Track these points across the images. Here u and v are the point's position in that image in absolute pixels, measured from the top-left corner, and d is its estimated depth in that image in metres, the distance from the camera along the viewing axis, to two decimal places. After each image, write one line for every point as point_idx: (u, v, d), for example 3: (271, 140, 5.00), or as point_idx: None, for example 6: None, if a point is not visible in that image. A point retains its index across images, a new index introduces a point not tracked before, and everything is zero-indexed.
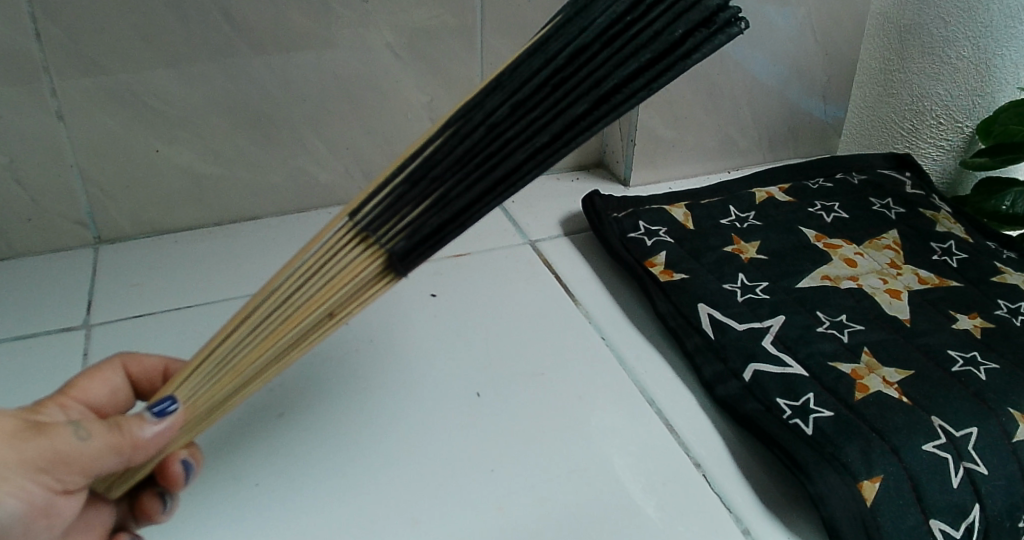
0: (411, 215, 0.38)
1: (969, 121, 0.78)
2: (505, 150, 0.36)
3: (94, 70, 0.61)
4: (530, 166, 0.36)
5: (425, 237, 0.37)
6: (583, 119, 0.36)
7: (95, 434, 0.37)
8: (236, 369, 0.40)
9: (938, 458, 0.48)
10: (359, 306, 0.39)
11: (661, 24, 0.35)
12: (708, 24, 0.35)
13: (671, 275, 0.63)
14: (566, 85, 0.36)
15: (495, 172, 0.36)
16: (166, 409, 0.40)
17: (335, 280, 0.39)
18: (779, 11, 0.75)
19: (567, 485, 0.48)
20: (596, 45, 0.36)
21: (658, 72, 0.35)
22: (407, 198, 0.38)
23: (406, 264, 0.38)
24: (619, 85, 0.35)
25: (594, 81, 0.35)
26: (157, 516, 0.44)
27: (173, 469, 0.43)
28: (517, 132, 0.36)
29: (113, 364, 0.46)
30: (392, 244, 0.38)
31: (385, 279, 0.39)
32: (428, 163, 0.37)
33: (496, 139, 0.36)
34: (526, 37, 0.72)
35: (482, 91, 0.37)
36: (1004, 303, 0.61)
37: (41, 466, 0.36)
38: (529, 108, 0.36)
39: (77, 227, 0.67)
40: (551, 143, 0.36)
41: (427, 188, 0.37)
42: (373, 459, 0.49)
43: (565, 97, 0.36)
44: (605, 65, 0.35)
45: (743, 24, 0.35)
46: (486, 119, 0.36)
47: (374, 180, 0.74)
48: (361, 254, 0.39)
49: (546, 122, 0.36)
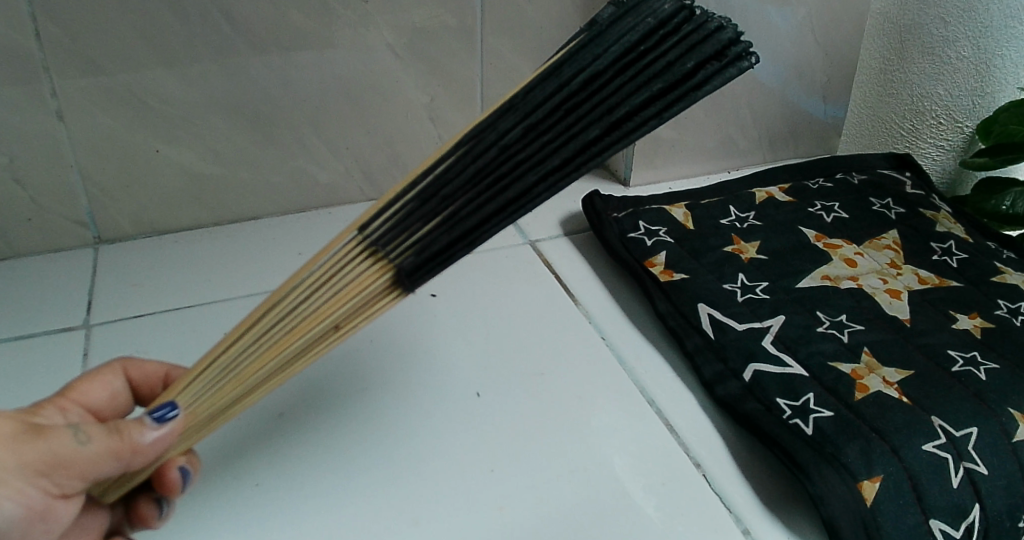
0: (421, 231, 0.38)
1: (969, 121, 0.78)
2: (517, 172, 0.37)
3: (94, 70, 0.61)
4: (541, 188, 0.37)
5: (435, 253, 0.38)
6: (594, 145, 0.37)
7: (94, 438, 0.37)
8: (241, 375, 0.40)
9: (938, 458, 0.48)
10: (366, 319, 0.39)
11: (674, 55, 0.37)
12: (719, 58, 0.37)
13: (671, 275, 0.63)
14: (578, 110, 0.37)
15: (506, 192, 0.37)
16: (166, 415, 0.39)
17: (342, 293, 0.39)
18: (780, 11, 0.75)
19: (566, 484, 0.48)
20: (610, 71, 0.37)
21: (670, 102, 0.37)
22: (417, 215, 0.38)
23: (413, 280, 0.38)
24: (631, 113, 0.37)
25: (607, 107, 0.37)
26: (152, 521, 0.44)
27: (169, 476, 0.42)
28: (529, 154, 0.37)
29: (115, 368, 0.46)
30: (401, 260, 0.38)
31: (392, 293, 0.39)
32: (441, 181, 0.38)
33: (508, 159, 0.37)
34: (524, 37, 0.72)
35: (494, 113, 0.39)
36: (1005, 303, 0.61)
37: (39, 470, 0.36)
38: (540, 131, 0.37)
39: (77, 227, 0.67)
40: (562, 166, 0.37)
41: (438, 206, 0.38)
42: (374, 457, 0.49)
43: (578, 122, 0.37)
44: (618, 92, 0.37)
45: (755, 58, 0.37)
46: (498, 140, 0.37)
47: (373, 180, 0.74)
48: (370, 268, 0.39)
49: (558, 146, 0.37)
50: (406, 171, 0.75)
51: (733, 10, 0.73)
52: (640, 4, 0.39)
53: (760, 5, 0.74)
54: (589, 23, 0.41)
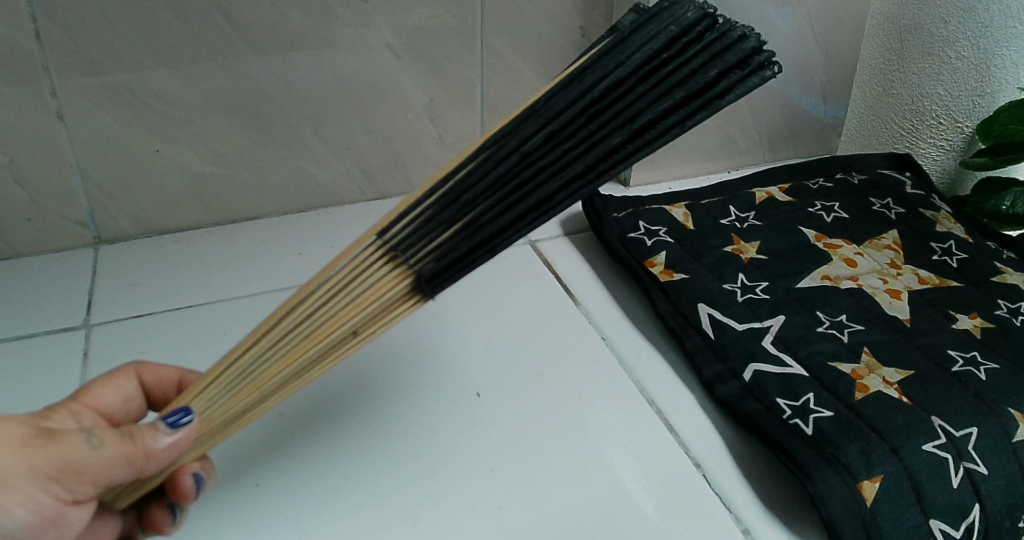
0: (441, 237, 0.38)
1: (969, 121, 0.78)
2: (539, 178, 0.37)
3: (95, 70, 0.61)
4: (563, 195, 0.37)
5: (454, 260, 0.38)
6: (617, 152, 0.37)
7: (107, 443, 0.37)
8: (257, 381, 0.40)
9: (938, 457, 0.48)
10: (384, 325, 0.39)
11: (697, 63, 0.37)
12: (742, 67, 0.37)
13: (671, 275, 0.63)
14: (601, 117, 0.37)
15: (528, 199, 0.37)
16: (180, 420, 0.39)
17: (360, 300, 0.39)
18: (780, 12, 0.75)
19: (566, 484, 0.48)
20: (631, 79, 0.37)
21: (692, 110, 0.37)
22: (437, 220, 0.38)
23: (433, 286, 0.38)
24: (654, 120, 0.37)
25: (629, 115, 0.37)
26: (166, 527, 0.44)
27: (184, 482, 0.42)
28: (551, 160, 0.37)
29: (128, 371, 0.46)
30: (421, 266, 0.38)
31: (412, 299, 0.39)
32: (462, 187, 0.38)
33: (530, 165, 0.38)
34: (524, 37, 0.72)
35: (515, 119, 0.39)
36: (1005, 303, 0.61)
37: (50, 475, 0.36)
38: (562, 138, 0.37)
39: (77, 227, 0.67)
40: (584, 174, 0.37)
41: (459, 211, 0.38)
42: (376, 459, 0.49)
43: (600, 129, 0.37)
44: (640, 100, 0.37)
45: (777, 68, 0.37)
46: (520, 146, 0.38)
47: (373, 180, 0.74)
48: (389, 273, 0.39)
49: (581, 153, 0.37)
50: (406, 172, 0.75)
51: (733, 9, 0.73)
52: (662, 12, 0.39)
53: (760, 4, 0.74)
54: (610, 29, 0.42)
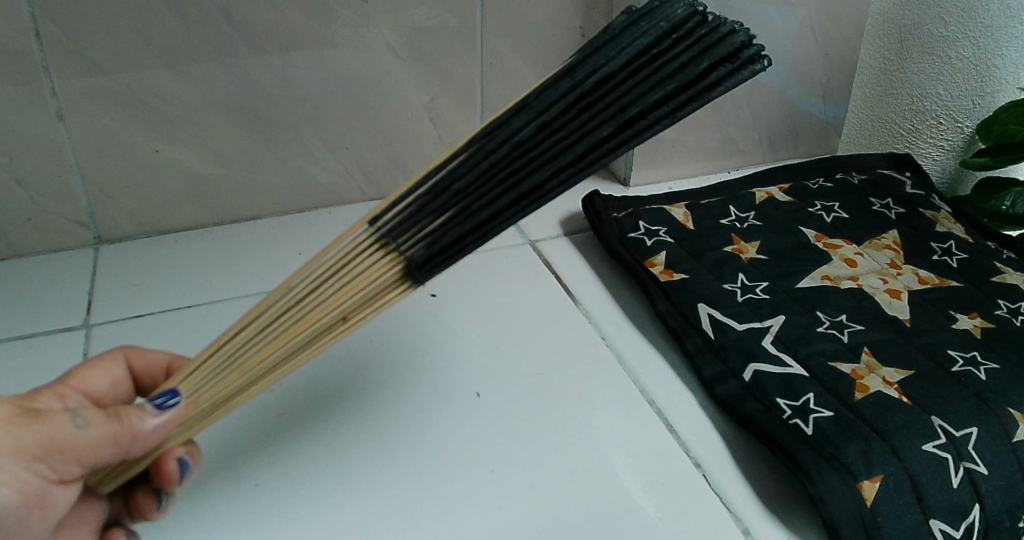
0: (433, 224, 0.38)
1: (969, 121, 0.78)
2: (530, 167, 0.37)
3: (95, 71, 0.61)
4: (554, 183, 0.37)
5: (446, 246, 0.38)
6: (607, 142, 0.37)
7: (93, 422, 0.38)
8: (246, 364, 0.40)
9: (938, 458, 0.48)
10: (375, 311, 0.39)
11: (687, 56, 0.38)
12: (732, 59, 0.37)
13: (670, 275, 0.63)
14: (592, 109, 0.38)
15: (520, 187, 0.37)
16: (167, 402, 0.40)
17: (352, 284, 0.38)
18: (780, 12, 0.75)
19: (566, 482, 0.48)
20: (623, 73, 0.38)
21: (682, 102, 0.37)
22: (428, 209, 0.38)
23: (423, 273, 0.38)
24: (644, 112, 0.37)
25: (619, 107, 0.37)
26: (152, 513, 0.44)
27: (167, 466, 0.43)
28: (543, 150, 0.37)
29: (116, 355, 0.46)
30: (412, 252, 0.38)
31: (403, 286, 0.39)
32: (453, 176, 0.38)
33: (522, 155, 0.38)
34: (524, 36, 0.72)
35: (508, 112, 0.39)
36: (1005, 303, 0.61)
37: (35, 454, 0.36)
38: (554, 129, 0.38)
39: (77, 227, 0.67)
40: (575, 163, 0.37)
41: (450, 200, 0.38)
42: (373, 458, 0.49)
43: (591, 121, 0.37)
44: (631, 92, 0.38)
45: (767, 62, 0.37)
46: (511, 137, 0.38)
47: (374, 181, 0.75)
48: (380, 260, 0.38)
49: (572, 143, 0.37)
50: (406, 172, 0.75)
51: (733, 10, 0.73)
52: (653, 11, 0.40)
53: (760, 4, 0.74)
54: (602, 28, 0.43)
